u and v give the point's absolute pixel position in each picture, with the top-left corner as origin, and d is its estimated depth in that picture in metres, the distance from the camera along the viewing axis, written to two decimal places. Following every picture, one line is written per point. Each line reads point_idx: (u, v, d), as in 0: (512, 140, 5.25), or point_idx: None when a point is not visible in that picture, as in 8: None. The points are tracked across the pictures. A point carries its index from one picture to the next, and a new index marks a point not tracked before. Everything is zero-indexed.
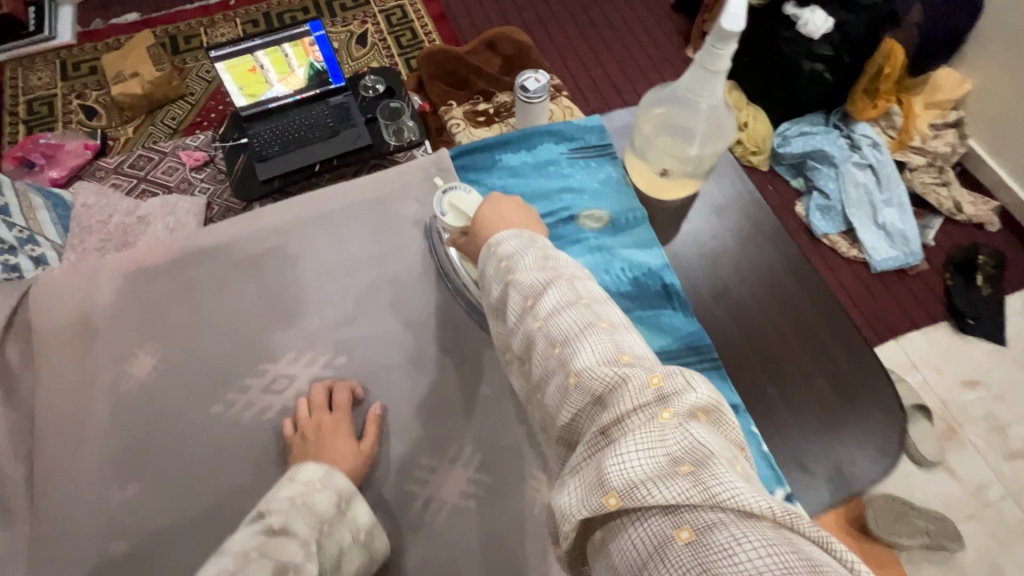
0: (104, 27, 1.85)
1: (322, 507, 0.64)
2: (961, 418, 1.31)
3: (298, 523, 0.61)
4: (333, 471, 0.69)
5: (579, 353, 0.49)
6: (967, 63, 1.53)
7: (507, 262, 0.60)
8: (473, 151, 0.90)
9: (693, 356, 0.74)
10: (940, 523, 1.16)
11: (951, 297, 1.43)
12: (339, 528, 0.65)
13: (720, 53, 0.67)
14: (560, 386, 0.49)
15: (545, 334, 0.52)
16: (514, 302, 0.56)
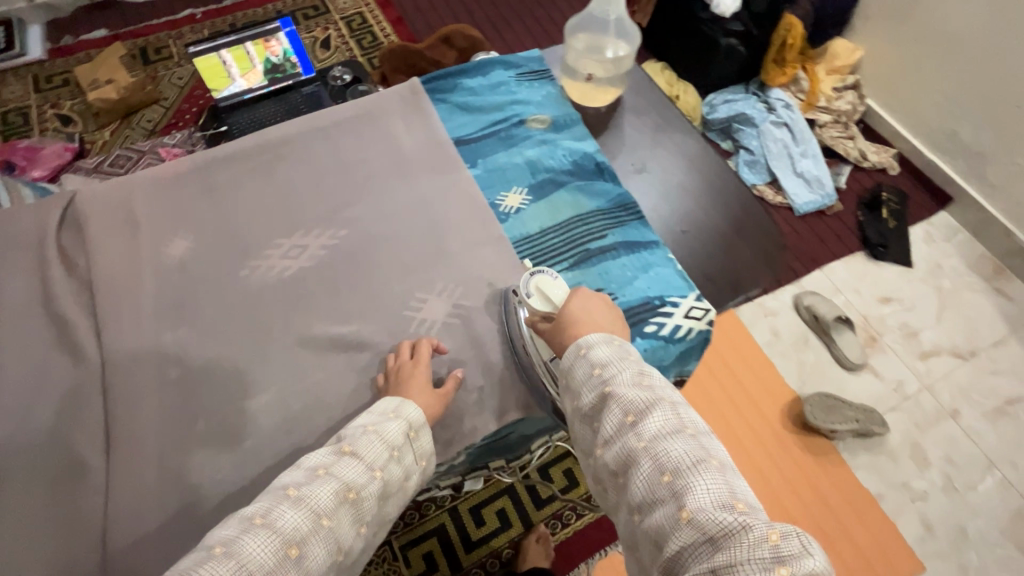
0: (74, 43, 1.94)
1: (391, 436, 0.56)
2: (880, 328, 1.50)
3: (367, 448, 0.54)
4: (402, 403, 0.57)
5: (692, 486, 0.48)
6: (856, 34, 1.77)
7: (603, 370, 0.56)
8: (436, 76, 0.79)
9: (625, 215, 0.70)
10: (867, 412, 1.34)
11: (864, 230, 1.65)
12: (407, 453, 0.57)
13: None
14: (666, 514, 0.48)
15: (651, 458, 0.50)
16: (612, 416, 0.54)
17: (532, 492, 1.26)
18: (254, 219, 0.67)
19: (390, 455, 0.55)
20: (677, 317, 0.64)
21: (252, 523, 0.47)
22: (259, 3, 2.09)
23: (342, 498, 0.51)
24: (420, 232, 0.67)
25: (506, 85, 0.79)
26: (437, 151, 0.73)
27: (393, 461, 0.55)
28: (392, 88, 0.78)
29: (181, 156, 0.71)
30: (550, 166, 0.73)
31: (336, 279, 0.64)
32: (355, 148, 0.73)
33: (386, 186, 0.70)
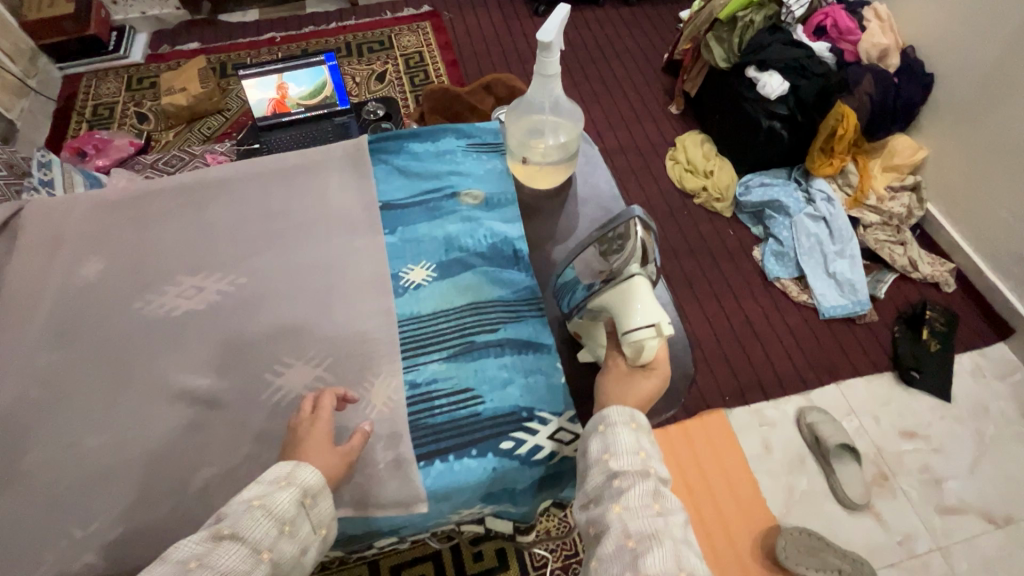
0: (169, 52, 2.19)
1: (281, 509, 0.47)
2: (895, 466, 1.31)
3: (250, 527, 0.45)
4: (296, 468, 0.50)
5: (692, 560, 0.46)
6: (923, 132, 1.61)
7: (647, 454, 0.52)
8: (385, 136, 0.80)
9: (533, 313, 0.64)
10: (856, 565, 1.15)
11: (897, 348, 1.46)
12: (303, 524, 0.49)
13: (547, 62, 0.62)
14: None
15: (673, 551, 0.45)
16: (639, 493, 0.48)
17: (457, 565, 1.19)
18: (167, 252, 0.70)
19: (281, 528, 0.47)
20: (544, 432, 0.56)
21: None
22: (333, 33, 2.26)
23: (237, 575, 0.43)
24: (313, 291, 0.66)
25: (452, 155, 0.78)
26: (362, 213, 0.73)
27: (281, 539, 0.46)
28: (340, 142, 0.79)
29: (128, 181, 0.75)
30: (465, 245, 0.70)
31: (216, 324, 0.64)
32: (286, 196, 0.74)
33: (300, 239, 0.71)
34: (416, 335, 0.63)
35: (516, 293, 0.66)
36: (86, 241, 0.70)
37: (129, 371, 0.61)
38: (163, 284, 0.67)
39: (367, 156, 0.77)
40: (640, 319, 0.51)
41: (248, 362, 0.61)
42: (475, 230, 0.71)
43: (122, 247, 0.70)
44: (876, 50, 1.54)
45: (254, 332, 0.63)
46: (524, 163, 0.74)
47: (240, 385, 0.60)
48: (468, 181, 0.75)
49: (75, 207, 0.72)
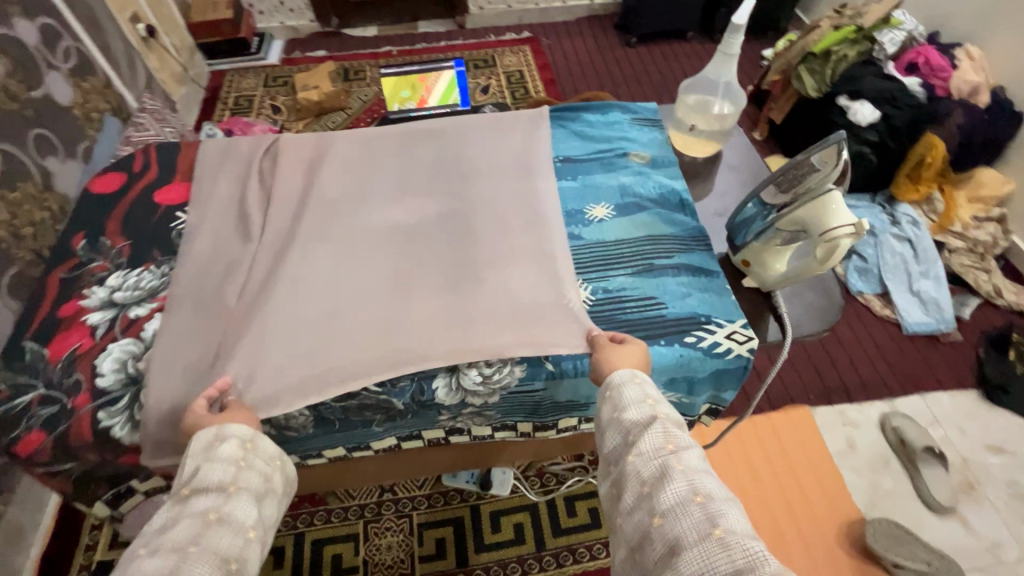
0: (300, 57, 2.48)
1: (247, 482, 0.57)
2: (981, 476, 1.34)
3: (232, 504, 0.54)
4: (223, 425, 0.59)
5: (727, 513, 0.49)
6: (1010, 166, 1.68)
7: (653, 401, 0.59)
8: (561, 108, 0.95)
9: (702, 247, 0.76)
10: (945, 561, 1.18)
11: (983, 367, 1.50)
12: (256, 461, 0.59)
13: (732, 41, 0.76)
14: (693, 529, 0.48)
15: (685, 480, 0.52)
16: (651, 439, 0.56)
17: (553, 517, 1.27)
18: (389, 178, 0.86)
19: (225, 489, 0.55)
20: (720, 333, 0.67)
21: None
22: (443, 50, 2.51)
23: (204, 523, 0.51)
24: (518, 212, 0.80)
25: (620, 124, 0.92)
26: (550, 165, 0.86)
27: (233, 497, 0.55)
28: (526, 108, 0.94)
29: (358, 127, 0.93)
30: (639, 193, 0.83)
31: (443, 231, 0.79)
32: (480, 144, 0.90)
33: (502, 175, 0.86)
34: (602, 257, 0.76)
35: (686, 231, 0.78)
36: (326, 161, 0.87)
37: (366, 258, 0.76)
38: (386, 201, 0.83)
39: (548, 121, 0.92)
40: (832, 227, 0.57)
41: (460, 259, 0.76)
42: (646, 182, 0.84)
43: (353, 171, 0.87)
44: (967, 86, 1.63)
45: (462, 238, 0.78)
46: (687, 133, 0.89)
47: (454, 276, 0.74)
48: (636, 145, 0.88)
49: (317, 138, 0.90)
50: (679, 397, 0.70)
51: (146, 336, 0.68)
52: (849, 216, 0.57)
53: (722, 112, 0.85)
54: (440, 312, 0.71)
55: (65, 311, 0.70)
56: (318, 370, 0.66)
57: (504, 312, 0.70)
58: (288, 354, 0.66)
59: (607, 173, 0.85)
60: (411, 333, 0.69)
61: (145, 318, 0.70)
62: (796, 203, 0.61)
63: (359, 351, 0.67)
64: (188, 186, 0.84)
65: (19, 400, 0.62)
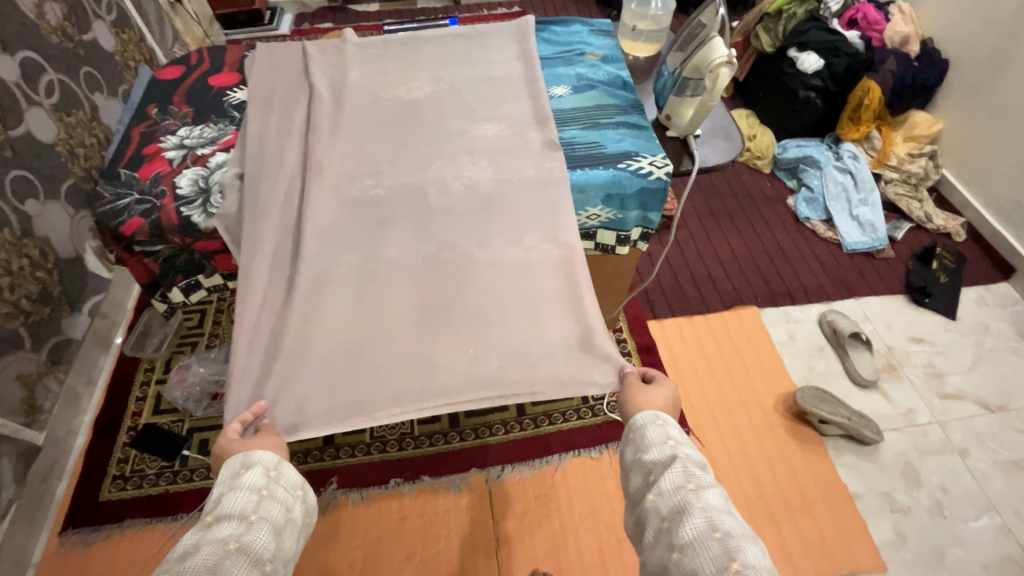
0: (309, 28, 2.71)
1: (270, 509, 0.61)
2: (902, 360, 1.55)
3: (255, 535, 0.57)
4: (251, 454, 0.65)
5: (745, 547, 0.56)
6: (939, 108, 1.91)
7: (674, 442, 0.68)
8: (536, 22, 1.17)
9: (637, 112, 0.98)
10: (862, 418, 1.40)
11: (910, 277, 1.71)
12: (277, 490, 0.64)
13: None
14: (713, 563, 0.55)
15: (704, 516, 0.59)
16: (672, 478, 0.64)
17: None
18: (407, 184, 0.89)
19: (247, 517, 0.59)
20: (645, 162, 0.89)
21: None
22: None
23: (225, 551, 0.54)
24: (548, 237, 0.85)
25: (580, 33, 1.14)
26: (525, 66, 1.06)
27: (252, 527, 0.58)
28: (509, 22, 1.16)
29: (384, 140, 0.94)
30: (591, 78, 1.05)
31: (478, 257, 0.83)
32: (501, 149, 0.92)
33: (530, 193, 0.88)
34: (559, 119, 0.98)
35: (627, 101, 1.00)
36: (347, 167, 0.90)
37: (394, 281, 0.81)
38: (407, 215, 0.86)
39: (525, 28, 1.14)
40: (716, 57, 0.81)
41: (481, 282, 0.81)
42: (597, 71, 1.06)
43: (373, 179, 0.90)
44: (898, 36, 1.87)
45: (491, 260, 0.83)
46: (631, 35, 1.11)
47: (482, 307, 0.79)
48: (592, 45, 1.11)
49: (339, 141, 0.94)
50: (614, 214, 0.92)
51: (211, 165, 0.90)
52: (724, 50, 0.82)
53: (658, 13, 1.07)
54: (464, 339, 0.77)
55: (148, 150, 0.92)
56: (353, 387, 0.73)
57: (528, 350, 0.77)
58: (331, 381, 0.73)
59: (567, 65, 1.08)
60: (435, 357, 0.75)
61: (210, 155, 0.92)
62: (692, 49, 0.86)
63: (392, 369, 0.74)
64: (236, 74, 1.06)
65: (121, 202, 0.84)
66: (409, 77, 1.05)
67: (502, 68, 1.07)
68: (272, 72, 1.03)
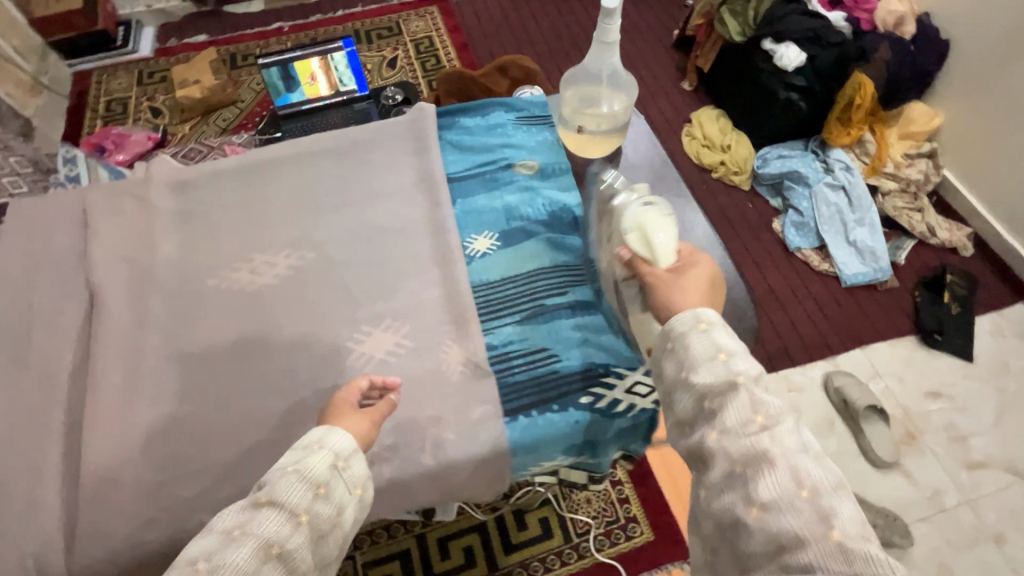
0: (177, 45, 2.18)
1: (313, 473, 0.55)
2: (921, 425, 1.34)
3: (288, 492, 0.53)
4: (330, 431, 0.58)
5: (832, 506, 0.47)
6: (938, 98, 1.62)
7: (725, 354, 0.55)
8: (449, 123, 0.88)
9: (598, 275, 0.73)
10: (887, 519, 1.20)
11: (919, 313, 1.49)
12: (340, 484, 0.57)
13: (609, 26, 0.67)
14: (807, 525, 0.46)
15: (787, 466, 0.49)
16: (738, 408, 0.52)
17: (503, 534, 1.22)
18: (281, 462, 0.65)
19: (297, 515, 0.52)
20: (619, 390, 0.68)
21: None
22: (340, 22, 2.26)
23: (265, 557, 0.49)
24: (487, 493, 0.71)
25: (503, 128, 0.87)
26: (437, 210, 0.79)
27: (297, 531, 0.51)
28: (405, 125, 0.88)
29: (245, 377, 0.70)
30: (526, 214, 0.79)
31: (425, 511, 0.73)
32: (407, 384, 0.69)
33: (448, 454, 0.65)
34: (493, 307, 0.74)
35: (584, 261, 0.76)
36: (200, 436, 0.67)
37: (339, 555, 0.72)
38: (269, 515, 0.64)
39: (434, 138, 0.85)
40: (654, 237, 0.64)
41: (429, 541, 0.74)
42: (534, 200, 0.80)
43: (237, 451, 0.66)
44: (891, 18, 1.56)
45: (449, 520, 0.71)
46: (577, 131, 0.81)
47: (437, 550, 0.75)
48: (523, 152, 0.82)
49: (191, 384, 0.70)
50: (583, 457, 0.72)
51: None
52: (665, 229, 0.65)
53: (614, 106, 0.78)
54: None
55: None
56: None
57: None
58: None
59: (497, 193, 0.80)
60: None
61: None
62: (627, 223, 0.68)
63: None
64: None
65: None
66: (279, 241, 0.79)
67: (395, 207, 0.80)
68: (87, 280, 0.78)
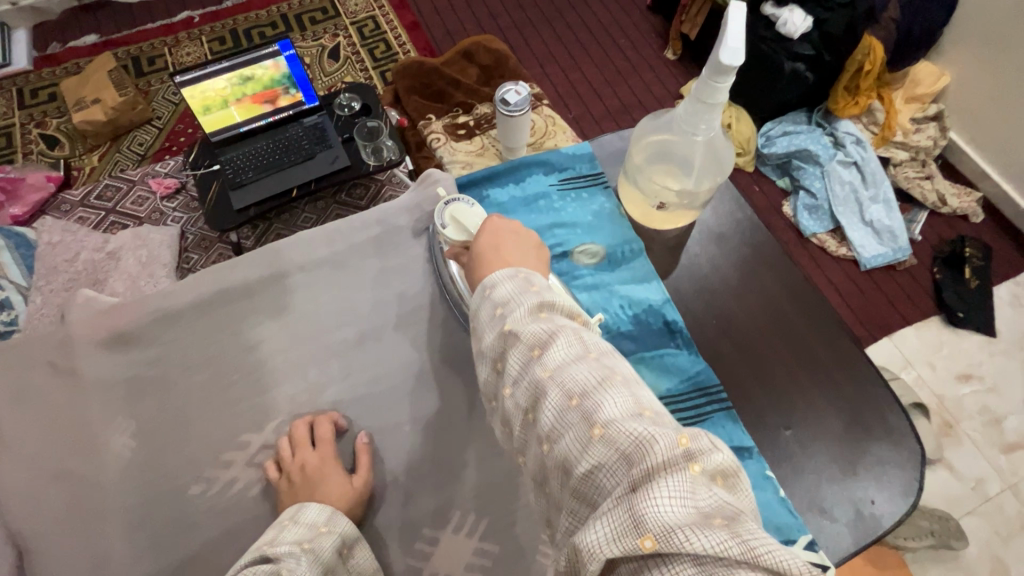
0: (61, 50, 1.78)
1: (326, 555, 0.64)
2: (957, 412, 1.31)
3: (310, 565, 0.60)
4: (336, 519, 0.69)
5: (603, 403, 0.46)
6: (944, 56, 1.53)
7: (536, 287, 0.56)
8: (501, 212, 0.89)
9: (703, 399, 0.76)
10: (943, 522, 1.16)
11: (942, 292, 1.43)
12: (341, 574, 0.65)
13: (717, 86, 0.67)
14: (577, 440, 0.45)
15: (575, 339, 0.51)
16: (516, 355, 0.52)
17: None
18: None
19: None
20: None
21: None
22: (262, 4, 1.90)
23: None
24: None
25: (549, 199, 0.90)
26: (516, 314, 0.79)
27: None
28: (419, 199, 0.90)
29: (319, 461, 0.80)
30: (605, 320, 0.81)
31: None
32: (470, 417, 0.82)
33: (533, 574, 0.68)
34: None
35: (686, 377, 0.77)
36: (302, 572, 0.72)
37: None
38: None
39: None
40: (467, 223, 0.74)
41: None
42: (609, 300, 0.82)
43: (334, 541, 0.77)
44: None
45: None
46: (658, 208, 0.85)
47: None
48: (582, 236, 0.86)
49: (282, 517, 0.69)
50: None
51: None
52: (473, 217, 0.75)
53: (697, 186, 0.81)
54: None
55: None
56: None
57: None
58: None
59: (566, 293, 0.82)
60: None
61: None
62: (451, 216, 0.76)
63: None
64: None
65: None
66: None
67: (444, 351, 0.86)
68: None
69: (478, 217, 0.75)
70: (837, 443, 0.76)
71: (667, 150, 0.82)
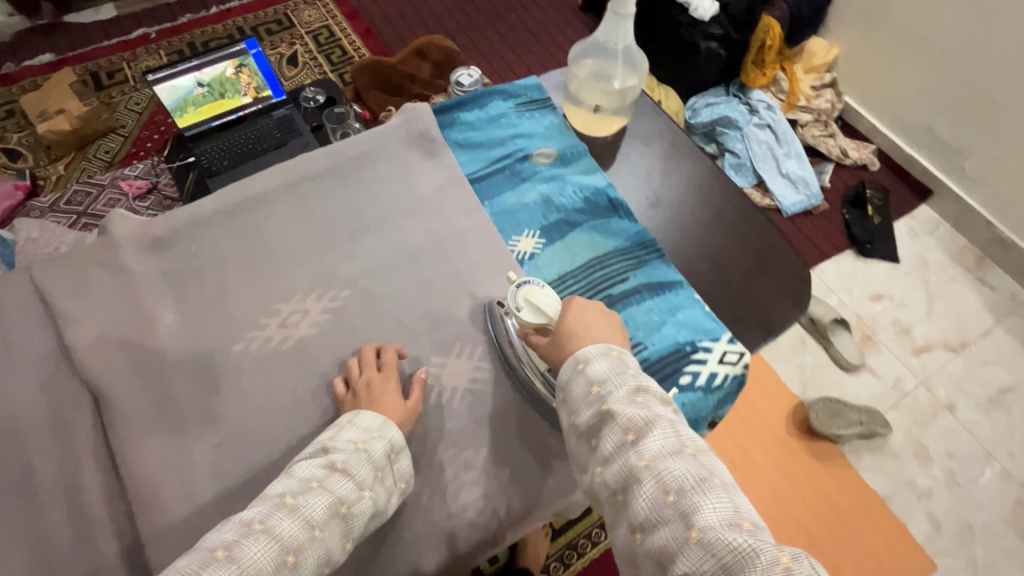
0: (16, 70, 1.81)
1: (378, 456, 0.67)
2: (873, 326, 1.52)
3: (357, 467, 0.65)
4: (387, 423, 0.70)
5: (702, 507, 0.52)
6: (831, 32, 1.79)
7: (631, 370, 0.63)
8: (469, 129, 1.03)
9: (644, 251, 0.92)
10: (870, 414, 1.35)
11: (850, 228, 1.66)
12: (389, 476, 0.68)
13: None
14: (672, 534, 0.52)
15: (672, 431, 0.58)
16: (612, 436, 0.59)
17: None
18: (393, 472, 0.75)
19: (360, 491, 0.63)
20: (708, 361, 0.83)
21: (252, 529, 0.56)
22: (217, 19, 1.99)
23: (334, 512, 0.60)
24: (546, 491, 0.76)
25: (508, 117, 1.04)
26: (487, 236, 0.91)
27: (362, 499, 0.63)
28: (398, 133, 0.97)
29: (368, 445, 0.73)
30: (562, 202, 0.96)
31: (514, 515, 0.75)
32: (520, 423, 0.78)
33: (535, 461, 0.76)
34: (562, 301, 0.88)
35: (629, 237, 0.93)
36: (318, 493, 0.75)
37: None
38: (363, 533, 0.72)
39: (458, 150, 1.01)
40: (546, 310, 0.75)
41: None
42: (564, 187, 0.97)
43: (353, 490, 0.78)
44: None
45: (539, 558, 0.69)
46: (594, 114, 1.04)
47: None
48: (537, 142, 1.01)
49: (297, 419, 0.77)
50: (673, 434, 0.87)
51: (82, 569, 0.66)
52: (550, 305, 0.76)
53: (622, 88, 1.01)
54: None
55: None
56: None
57: None
58: None
59: (527, 186, 0.97)
60: None
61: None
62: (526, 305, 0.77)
63: None
64: None
65: None
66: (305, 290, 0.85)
67: (455, 226, 0.92)
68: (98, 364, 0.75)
69: (552, 300, 0.77)
70: (764, 316, 0.91)
71: (596, 67, 1.02)
